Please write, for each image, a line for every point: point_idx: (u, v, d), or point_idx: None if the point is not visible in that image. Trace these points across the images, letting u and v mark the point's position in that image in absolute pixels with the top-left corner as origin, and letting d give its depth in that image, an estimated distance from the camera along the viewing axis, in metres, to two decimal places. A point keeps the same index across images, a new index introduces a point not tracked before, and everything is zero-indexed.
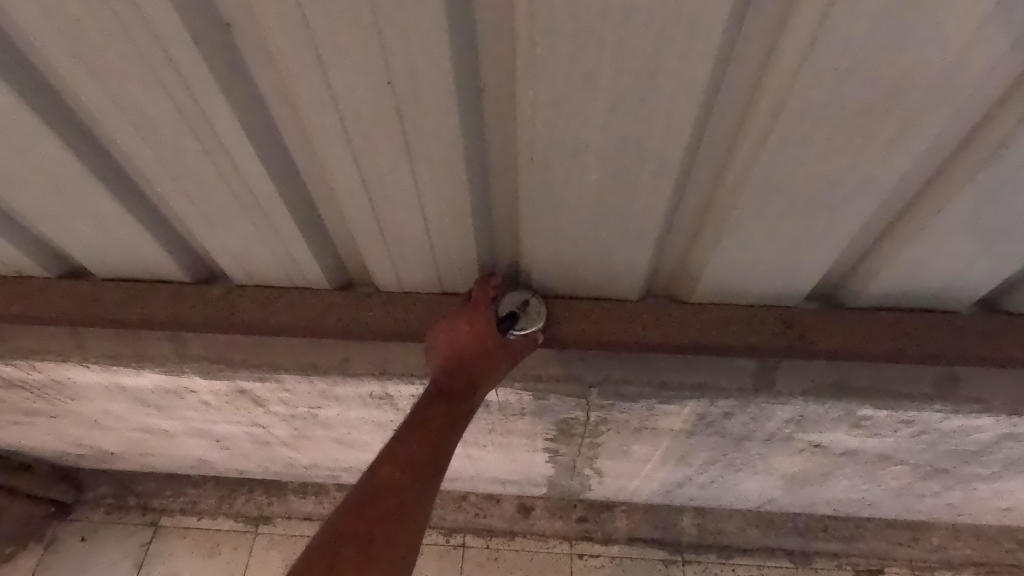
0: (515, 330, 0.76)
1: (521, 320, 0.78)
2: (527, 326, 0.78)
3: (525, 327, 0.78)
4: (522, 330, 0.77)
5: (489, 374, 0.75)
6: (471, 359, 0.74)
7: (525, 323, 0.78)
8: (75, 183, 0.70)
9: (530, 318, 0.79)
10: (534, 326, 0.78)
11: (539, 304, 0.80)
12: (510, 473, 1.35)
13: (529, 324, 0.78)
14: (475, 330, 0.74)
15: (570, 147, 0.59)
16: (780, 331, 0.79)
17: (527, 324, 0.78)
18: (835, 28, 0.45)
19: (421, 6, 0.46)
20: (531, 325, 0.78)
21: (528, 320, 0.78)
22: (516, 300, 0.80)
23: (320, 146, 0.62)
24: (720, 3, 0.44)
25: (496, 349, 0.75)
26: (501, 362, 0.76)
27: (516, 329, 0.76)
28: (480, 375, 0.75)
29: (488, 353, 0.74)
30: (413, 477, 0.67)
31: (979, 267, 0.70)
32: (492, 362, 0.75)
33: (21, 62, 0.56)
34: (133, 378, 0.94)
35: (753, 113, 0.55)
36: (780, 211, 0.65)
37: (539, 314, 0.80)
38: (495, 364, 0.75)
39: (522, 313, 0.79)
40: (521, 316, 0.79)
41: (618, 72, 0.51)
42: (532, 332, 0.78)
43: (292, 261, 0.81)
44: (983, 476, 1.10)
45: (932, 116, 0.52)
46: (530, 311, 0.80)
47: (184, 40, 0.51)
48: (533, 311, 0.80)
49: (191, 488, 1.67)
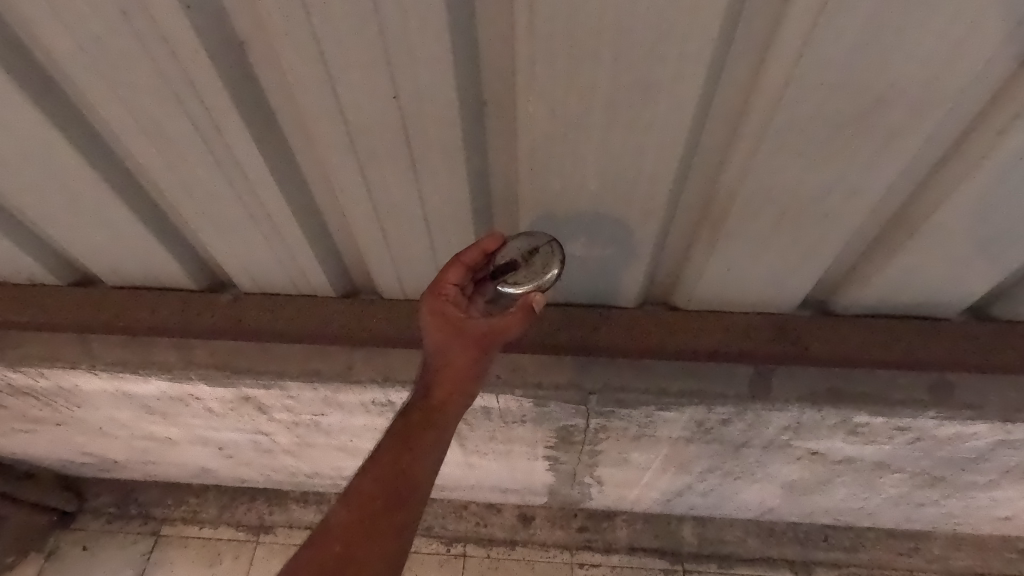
0: (505, 284, 0.64)
1: (518, 272, 0.64)
2: (522, 281, 0.63)
3: (520, 283, 0.64)
4: (515, 286, 0.64)
5: (456, 372, 0.67)
6: (432, 360, 0.67)
7: (522, 276, 0.64)
8: (90, 193, 0.72)
9: (531, 271, 0.64)
10: (531, 283, 0.63)
11: (550, 255, 0.64)
12: (511, 481, 1.36)
13: (526, 279, 0.63)
14: (432, 321, 0.66)
15: (568, 157, 0.61)
16: (773, 339, 0.82)
17: (523, 279, 0.64)
18: (819, 43, 0.48)
19: (427, 26, 0.49)
20: (527, 281, 0.63)
21: (527, 274, 0.64)
22: (526, 247, 0.66)
23: (327, 157, 0.64)
24: (710, 22, 0.47)
25: (455, 343, 0.67)
26: (467, 359, 0.67)
27: (507, 284, 0.64)
28: (448, 377, 0.68)
29: (449, 347, 0.67)
30: (373, 511, 0.64)
31: (967, 275, 0.72)
32: (456, 360, 0.67)
33: (42, 77, 0.59)
34: (139, 385, 0.95)
35: (744, 125, 0.58)
36: (772, 220, 0.67)
37: (545, 267, 0.64)
38: (462, 360, 0.67)
39: (523, 264, 0.65)
40: (521, 267, 0.65)
41: (614, 87, 0.53)
42: (527, 289, 0.63)
43: (298, 269, 0.83)
44: (980, 484, 1.10)
45: (916, 128, 0.54)
46: (535, 262, 0.64)
47: (200, 57, 0.53)
48: (538, 262, 0.64)
49: (193, 497, 1.67)
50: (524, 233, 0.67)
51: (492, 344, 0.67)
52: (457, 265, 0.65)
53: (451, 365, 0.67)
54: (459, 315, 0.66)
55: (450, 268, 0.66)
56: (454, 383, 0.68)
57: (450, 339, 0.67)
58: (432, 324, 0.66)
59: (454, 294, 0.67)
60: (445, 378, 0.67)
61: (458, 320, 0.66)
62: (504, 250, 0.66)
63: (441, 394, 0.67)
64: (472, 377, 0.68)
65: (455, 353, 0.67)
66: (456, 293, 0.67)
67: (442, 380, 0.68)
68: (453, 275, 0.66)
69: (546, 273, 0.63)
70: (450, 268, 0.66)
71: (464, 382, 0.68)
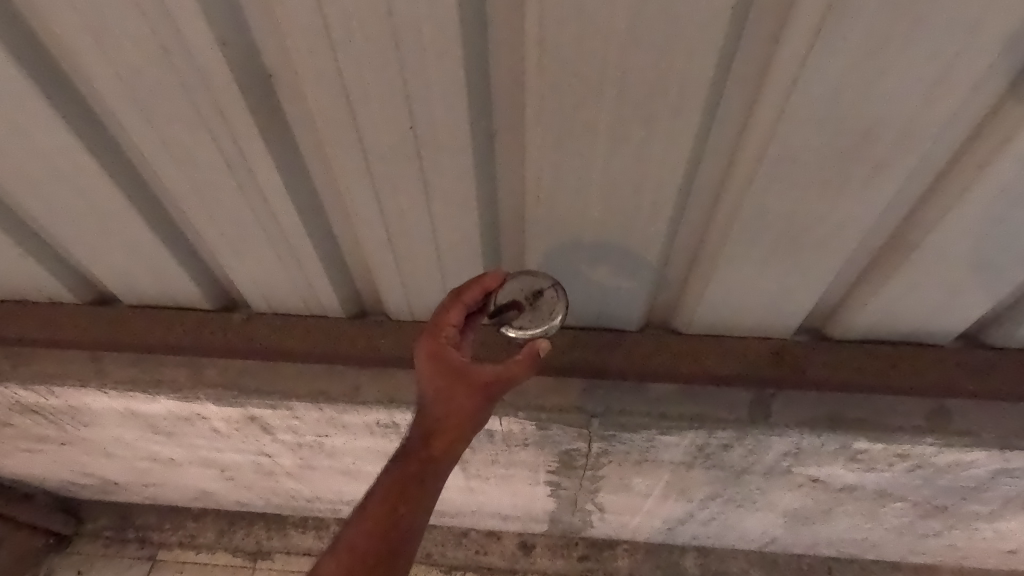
0: (511, 328, 0.65)
1: (524, 315, 0.66)
2: (528, 326, 0.65)
3: (526, 328, 0.65)
4: (521, 330, 0.65)
5: (455, 420, 0.66)
6: (430, 408, 0.67)
7: (528, 321, 0.65)
8: (116, 215, 0.75)
9: (537, 315, 0.66)
10: (538, 328, 0.65)
11: (555, 300, 0.66)
12: (512, 508, 1.35)
13: (532, 324, 0.65)
14: (431, 366, 0.65)
15: (573, 186, 0.64)
16: (770, 362, 0.85)
17: (529, 324, 0.65)
18: (809, 81, 0.51)
19: (444, 64, 0.53)
20: (534, 326, 0.65)
21: (533, 318, 0.66)
22: (529, 288, 0.67)
23: (344, 184, 0.68)
24: (706, 62, 0.50)
25: (455, 393, 0.65)
26: (467, 409, 0.66)
27: (513, 328, 0.65)
28: (446, 425, 0.67)
29: (447, 394, 0.66)
30: (365, 563, 0.67)
31: (957, 303, 0.75)
32: (455, 408, 0.66)
33: (81, 105, 0.63)
34: (147, 405, 0.97)
35: (739, 157, 0.61)
36: (767, 249, 0.70)
37: (550, 312, 0.66)
38: (461, 408, 0.66)
39: (528, 307, 0.66)
40: (527, 310, 0.66)
41: (617, 121, 0.56)
42: (534, 334, 0.65)
43: (310, 290, 0.86)
44: (984, 515, 1.10)
45: (899, 163, 0.58)
46: (541, 306, 0.66)
47: (232, 88, 0.57)
48: (544, 306, 0.66)
49: (190, 521, 1.66)
50: (527, 272, 0.67)
51: (494, 391, 0.66)
52: (459, 306, 0.66)
53: (449, 413, 0.66)
54: (461, 361, 0.65)
55: (451, 310, 0.66)
56: (452, 430, 0.67)
57: (450, 386, 0.65)
58: (430, 370, 0.66)
59: (453, 337, 0.66)
60: (443, 427, 0.67)
61: (459, 365, 0.65)
62: (506, 291, 0.66)
63: (438, 443, 0.67)
64: (471, 424, 0.67)
65: (455, 400, 0.66)
66: (456, 336, 0.67)
67: (440, 428, 0.67)
68: (454, 316, 0.66)
69: (552, 319, 0.65)
70: (451, 309, 0.66)
71: (462, 430, 0.67)
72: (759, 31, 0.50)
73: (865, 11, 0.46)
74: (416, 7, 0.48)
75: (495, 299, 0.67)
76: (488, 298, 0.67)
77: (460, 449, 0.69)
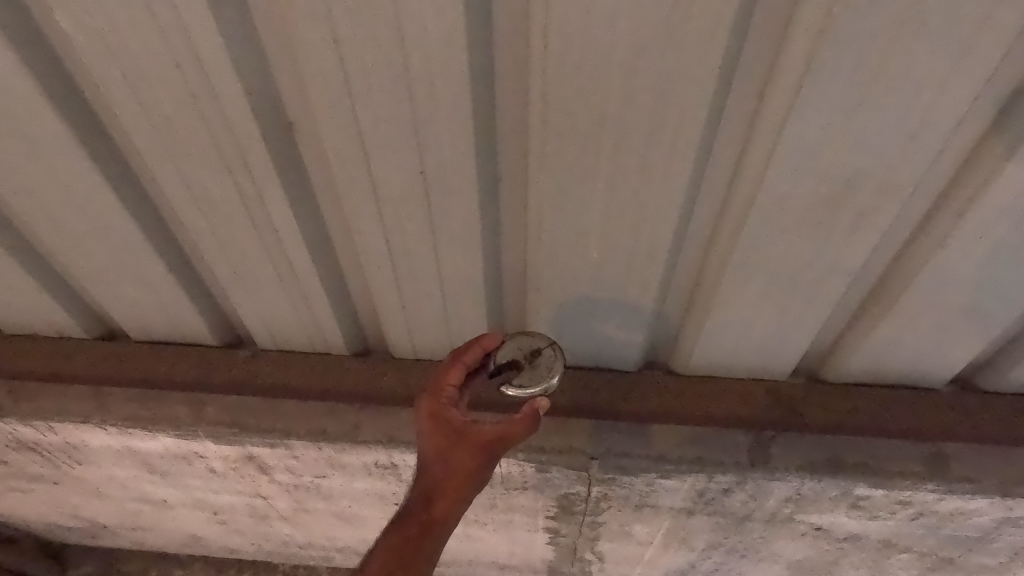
0: (512, 386, 0.68)
1: (523, 374, 0.68)
2: (528, 384, 0.67)
3: (526, 386, 0.68)
4: (521, 389, 0.67)
5: (457, 481, 0.66)
6: (431, 469, 0.67)
7: (527, 379, 0.68)
8: (132, 251, 0.78)
9: (535, 374, 0.68)
10: (537, 387, 0.67)
11: (552, 359, 0.69)
12: (510, 556, 1.32)
13: (531, 382, 0.68)
14: (431, 424, 0.67)
15: (573, 230, 0.67)
16: (767, 405, 0.86)
17: (528, 383, 0.68)
18: (793, 135, 0.54)
19: (454, 114, 0.56)
20: (533, 385, 0.67)
21: (533, 376, 0.68)
22: (527, 348, 0.70)
23: (354, 225, 0.70)
24: (697, 116, 0.54)
25: (456, 452, 0.66)
26: (468, 468, 0.66)
27: (512, 387, 0.67)
28: (447, 487, 0.67)
29: (449, 455, 0.66)
30: None
31: (949, 345, 0.77)
32: (457, 469, 0.66)
33: (111, 146, 0.67)
34: (144, 442, 0.97)
35: (731, 201, 0.64)
36: (760, 290, 0.72)
37: (549, 370, 0.68)
38: (463, 468, 0.66)
39: (527, 366, 0.69)
40: (526, 369, 0.69)
41: (614, 167, 0.60)
42: (533, 393, 0.67)
43: (316, 326, 0.87)
44: (992, 568, 1.08)
45: (882, 211, 0.61)
46: (539, 364, 0.69)
47: (254, 134, 0.61)
48: (542, 365, 0.69)
49: (178, 569, 1.61)
50: (524, 333, 0.71)
51: (496, 450, 0.66)
52: (459, 365, 0.68)
53: (451, 474, 0.66)
54: (461, 419, 0.67)
55: (452, 368, 0.68)
56: (453, 492, 0.67)
57: (451, 445, 0.66)
58: (430, 429, 0.67)
59: (454, 396, 0.68)
60: (444, 489, 0.66)
61: (460, 423, 0.66)
62: (504, 351, 0.69)
63: (439, 505, 0.67)
64: (473, 485, 0.67)
65: (457, 461, 0.66)
66: (456, 395, 0.68)
67: (441, 490, 0.67)
68: (454, 375, 0.68)
69: (551, 376, 0.68)
70: (451, 369, 0.68)
71: (463, 491, 0.67)
72: (747, 88, 0.54)
73: (842, 72, 0.49)
74: (430, 63, 0.52)
75: (495, 358, 0.69)
76: (487, 358, 0.70)
77: (462, 512, 0.68)
